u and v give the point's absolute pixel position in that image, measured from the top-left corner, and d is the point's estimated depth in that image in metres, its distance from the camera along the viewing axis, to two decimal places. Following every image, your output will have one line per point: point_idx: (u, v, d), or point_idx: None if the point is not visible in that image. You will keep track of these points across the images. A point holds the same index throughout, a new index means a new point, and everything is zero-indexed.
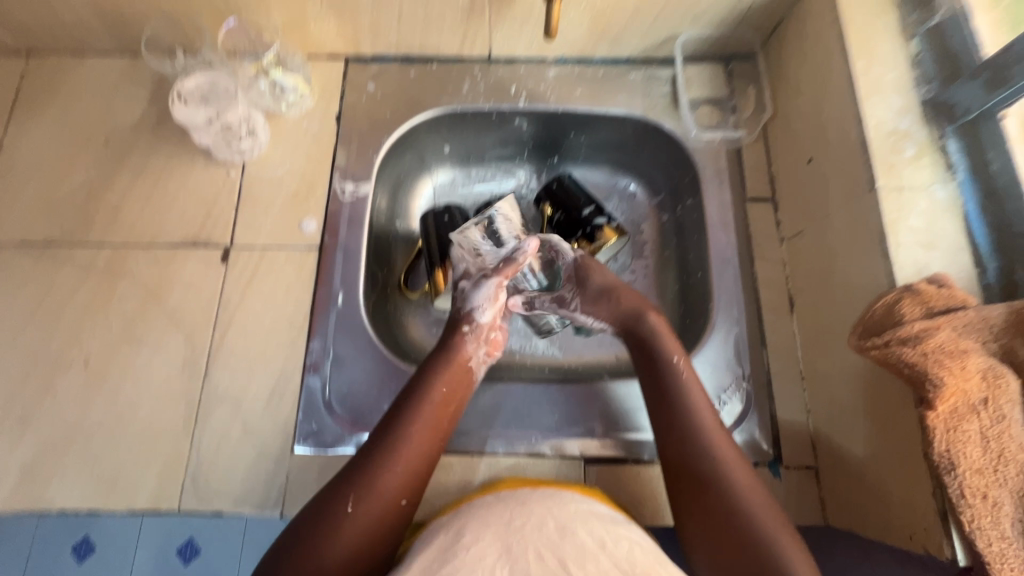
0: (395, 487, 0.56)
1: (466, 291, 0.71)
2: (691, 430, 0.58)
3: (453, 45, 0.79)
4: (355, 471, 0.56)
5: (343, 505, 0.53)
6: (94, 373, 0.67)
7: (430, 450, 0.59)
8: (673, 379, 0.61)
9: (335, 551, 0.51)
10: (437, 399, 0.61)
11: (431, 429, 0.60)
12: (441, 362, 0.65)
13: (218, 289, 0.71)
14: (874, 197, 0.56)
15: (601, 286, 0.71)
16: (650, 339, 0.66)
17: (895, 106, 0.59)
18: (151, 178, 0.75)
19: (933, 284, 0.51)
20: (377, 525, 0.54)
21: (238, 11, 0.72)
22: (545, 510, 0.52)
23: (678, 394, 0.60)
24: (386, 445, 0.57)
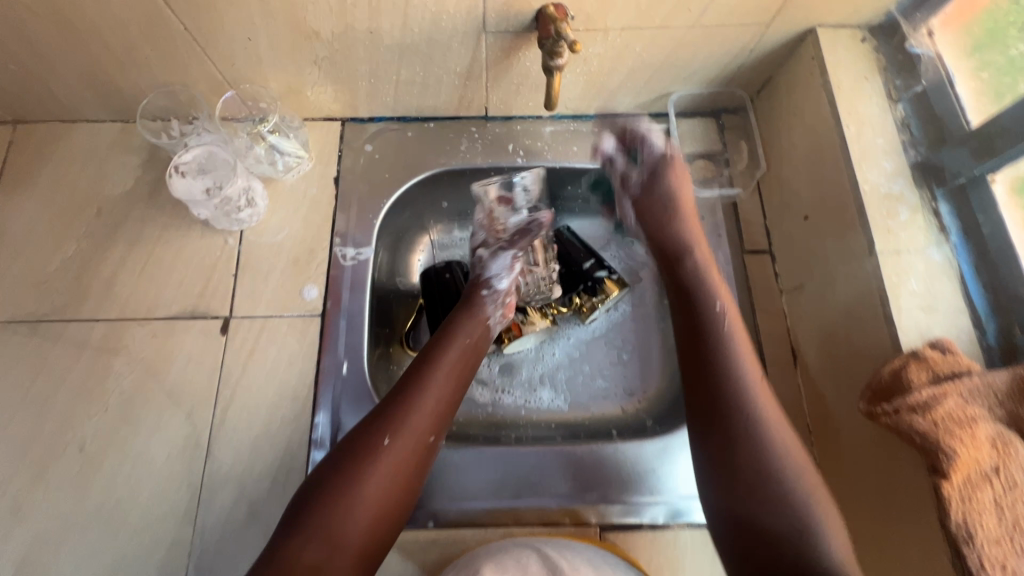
0: (424, 426, 0.59)
1: (487, 257, 0.75)
2: (728, 360, 0.57)
3: (450, 106, 0.79)
4: (384, 411, 0.58)
5: (377, 440, 0.56)
6: (90, 456, 0.65)
7: (453, 395, 0.63)
8: (713, 315, 0.61)
9: (369, 489, 0.53)
10: (460, 348, 0.66)
11: (454, 375, 0.64)
12: (463, 317, 0.69)
13: (218, 363, 0.69)
14: (874, 260, 0.57)
15: (655, 205, 0.72)
16: (687, 272, 0.66)
17: (887, 170, 0.60)
18: (145, 248, 0.74)
19: (936, 348, 0.53)
20: (405, 465, 0.56)
21: (236, 83, 0.72)
22: (559, 555, 0.57)
23: (716, 330, 0.60)
24: (414, 387, 0.61)
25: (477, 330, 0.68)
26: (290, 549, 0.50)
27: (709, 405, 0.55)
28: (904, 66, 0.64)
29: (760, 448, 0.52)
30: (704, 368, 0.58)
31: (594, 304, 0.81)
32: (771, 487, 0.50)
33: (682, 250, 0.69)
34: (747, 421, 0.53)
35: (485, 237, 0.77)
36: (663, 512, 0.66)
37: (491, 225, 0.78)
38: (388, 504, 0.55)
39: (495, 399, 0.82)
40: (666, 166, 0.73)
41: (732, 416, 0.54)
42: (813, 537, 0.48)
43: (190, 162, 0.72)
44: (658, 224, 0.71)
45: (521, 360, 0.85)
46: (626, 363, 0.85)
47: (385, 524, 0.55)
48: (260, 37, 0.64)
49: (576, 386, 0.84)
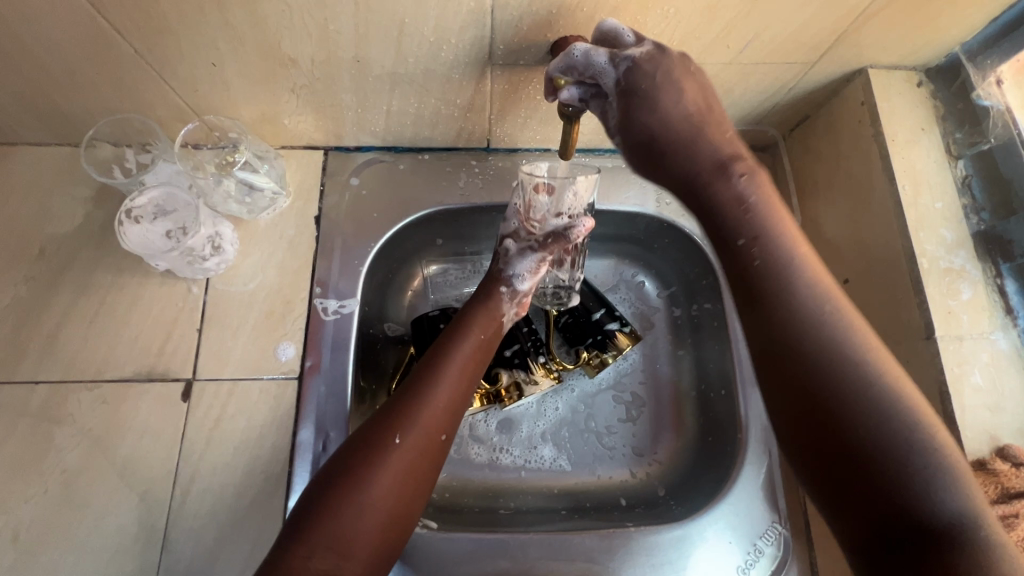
0: (437, 419, 0.53)
1: (512, 250, 0.66)
2: (787, 296, 0.45)
3: (447, 138, 0.70)
4: (395, 407, 0.53)
5: (390, 438, 0.51)
6: (27, 547, 0.56)
7: (466, 383, 0.57)
8: (768, 238, 0.47)
9: (379, 490, 0.48)
10: (475, 342, 0.60)
11: (468, 369, 0.58)
12: (478, 304, 0.64)
13: (178, 435, 0.60)
14: (932, 347, 0.50)
15: (647, 129, 0.50)
16: (725, 190, 0.50)
17: (947, 240, 0.53)
18: (96, 297, 0.64)
19: (1006, 460, 0.46)
20: (421, 459, 0.51)
21: (202, 111, 0.62)
22: None
23: (771, 263, 0.46)
24: (425, 378, 0.55)
25: (491, 315, 0.63)
26: (290, 562, 0.44)
27: (772, 355, 0.45)
28: (966, 118, 0.57)
29: (838, 405, 0.41)
30: (764, 312, 0.45)
31: (603, 360, 0.74)
32: (861, 455, 0.39)
33: (716, 161, 0.50)
34: (819, 370, 0.42)
35: (517, 226, 0.67)
36: None
37: (524, 216, 0.67)
38: (398, 505, 0.49)
39: (492, 459, 0.74)
40: (642, 74, 0.48)
41: (800, 365, 0.43)
42: (926, 501, 0.38)
43: (144, 206, 0.64)
44: (661, 135, 0.50)
45: (520, 415, 0.76)
46: (636, 420, 0.77)
47: (396, 529, 0.49)
48: (228, 63, 0.55)
49: (580, 445, 0.75)
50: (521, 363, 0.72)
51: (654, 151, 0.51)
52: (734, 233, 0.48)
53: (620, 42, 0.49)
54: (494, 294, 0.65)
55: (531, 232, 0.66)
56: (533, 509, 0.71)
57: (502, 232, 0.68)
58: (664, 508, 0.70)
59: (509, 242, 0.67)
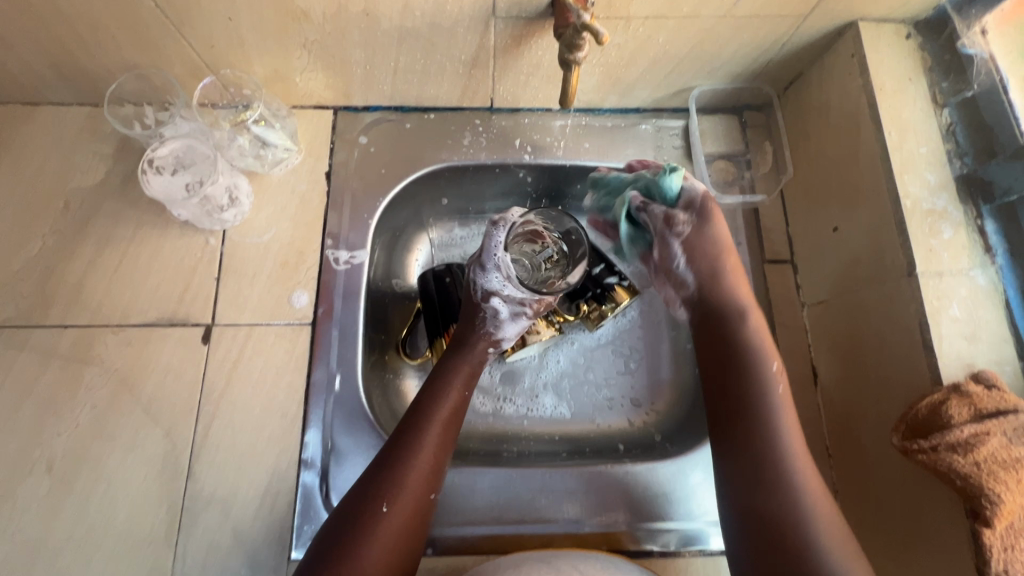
0: (424, 483, 0.55)
1: (500, 311, 0.66)
2: (765, 420, 0.55)
3: (452, 96, 0.73)
4: (379, 474, 0.54)
5: (380, 507, 0.52)
6: (61, 478, 0.60)
7: (445, 443, 0.58)
8: (743, 340, 0.59)
9: (373, 558, 0.51)
10: (452, 403, 0.61)
11: (442, 433, 0.58)
12: (457, 362, 0.64)
13: (199, 376, 0.64)
14: (913, 283, 0.53)
15: (699, 240, 0.64)
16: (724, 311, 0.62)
17: (930, 183, 0.56)
18: (118, 247, 0.68)
19: (980, 382, 0.49)
20: (410, 525, 0.54)
21: (218, 67, 0.65)
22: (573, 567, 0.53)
23: (745, 350, 0.59)
24: (406, 441, 0.56)
25: (472, 370, 0.65)
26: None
27: (731, 413, 0.56)
28: (951, 67, 0.59)
29: (771, 471, 0.53)
30: (732, 383, 0.58)
31: (602, 312, 0.76)
32: (781, 512, 0.51)
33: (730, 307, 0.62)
34: (763, 442, 0.54)
35: (502, 289, 0.65)
36: (681, 538, 0.62)
37: (508, 284, 0.65)
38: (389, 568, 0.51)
39: (497, 408, 0.77)
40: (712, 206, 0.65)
41: (750, 430, 0.55)
42: None
43: (166, 157, 0.66)
44: (700, 249, 0.64)
45: (523, 367, 0.79)
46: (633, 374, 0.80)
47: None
48: (243, 17, 0.57)
49: (580, 395, 0.78)
50: None
51: (673, 261, 0.65)
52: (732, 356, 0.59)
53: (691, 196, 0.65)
54: (475, 351, 0.65)
55: (518, 299, 0.66)
56: (535, 453, 0.74)
57: (487, 289, 0.66)
58: (661, 451, 0.73)
59: (498, 303, 0.66)
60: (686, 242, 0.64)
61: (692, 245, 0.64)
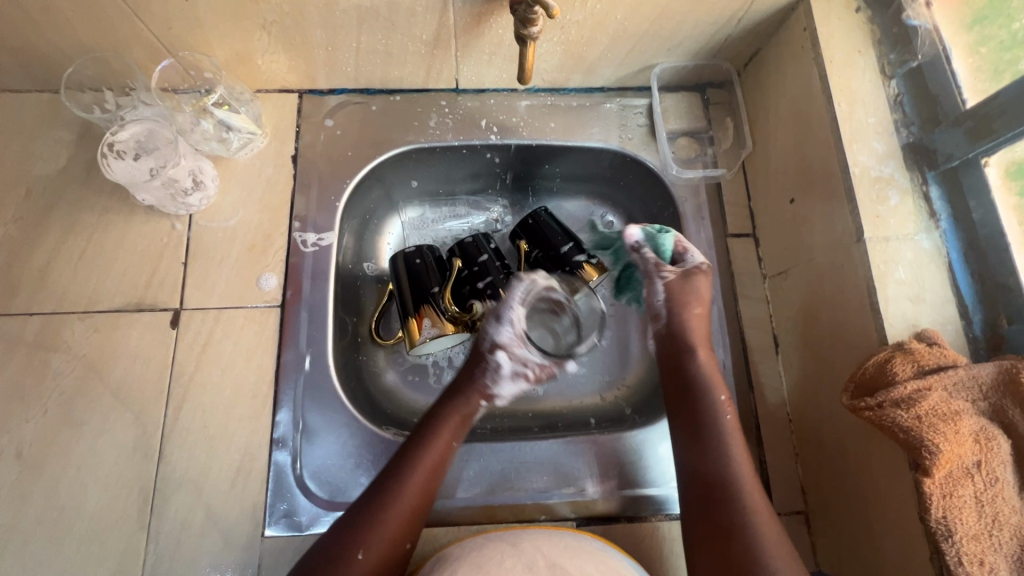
0: (397, 532, 0.55)
1: (503, 366, 0.66)
2: (722, 450, 0.56)
3: (417, 77, 0.73)
4: (358, 515, 0.55)
5: (350, 553, 0.52)
6: (28, 465, 0.60)
7: (427, 492, 0.58)
8: (698, 378, 0.61)
9: None
10: (440, 451, 0.60)
11: (426, 480, 0.58)
12: (449, 409, 0.63)
13: (169, 359, 0.64)
14: (862, 248, 0.55)
15: (678, 290, 0.66)
16: (686, 350, 0.63)
17: (878, 152, 0.57)
18: (83, 233, 0.67)
19: (923, 341, 0.51)
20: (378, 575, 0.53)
21: (176, 49, 0.64)
22: (537, 545, 0.54)
23: (701, 385, 0.61)
24: (388, 486, 0.56)
25: (463, 420, 0.63)
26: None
27: (688, 446, 0.58)
28: (898, 39, 0.60)
29: (723, 497, 0.54)
30: (688, 417, 0.60)
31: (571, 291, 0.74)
32: (733, 535, 0.51)
33: (688, 347, 0.64)
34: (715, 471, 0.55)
35: (510, 343, 0.66)
36: (646, 504, 0.64)
37: (519, 338, 0.66)
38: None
39: None
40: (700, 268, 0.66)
41: (704, 462, 0.56)
42: None
43: (126, 141, 0.65)
44: (678, 293, 0.66)
45: None
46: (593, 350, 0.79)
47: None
48: None
49: None
50: (492, 294, 0.73)
51: (654, 298, 0.67)
52: (696, 390, 0.61)
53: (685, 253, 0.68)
54: (469, 401, 0.64)
55: (524, 358, 0.66)
56: (508, 429, 0.74)
57: (495, 340, 0.66)
58: (630, 423, 0.74)
59: (502, 357, 0.66)
60: (669, 285, 0.66)
61: (673, 288, 0.66)
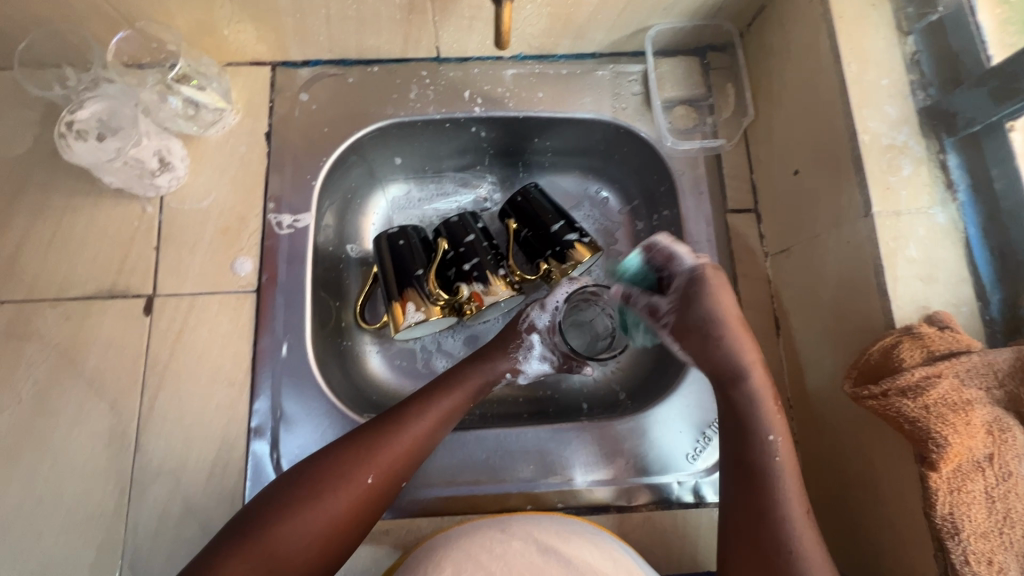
0: (401, 467, 0.54)
1: (534, 346, 0.66)
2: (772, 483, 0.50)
3: (395, 46, 0.69)
4: (372, 433, 0.54)
5: (355, 475, 0.51)
6: (5, 455, 0.59)
7: (434, 437, 0.57)
8: (749, 401, 0.54)
9: (328, 511, 0.49)
10: (461, 400, 0.60)
11: (441, 421, 0.57)
12: (474, 370, 0.62)
13: (143, 347, 0.62)
14: (869, 223, 0.51)
15: (702, 316, 0.58)
16: (736, 369, 0.55)
17: (891, 117, 0.52)
18: (52, 217, 0.65)
19: (933, 324, 0.47)
20: (372, 502, 0.52)
21: (133, 19, 0.61)
22: (526, 528, 0.50)
23: (755, 415, 0.53)
24: (405, 414, 0.56)
25: (486, 381, 0.62)
26: (226, 569, 0.45)
27: (738, 473, 0.52)
28: None
29: (770, 525, 0.48)
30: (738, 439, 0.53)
31: (562, 271, 0.69)
32: (779, 564, 0.46)
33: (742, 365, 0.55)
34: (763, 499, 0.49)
35: (545, 328, 0.67)
36: (636, 493, 0.62)
37: (553, 324, 0.68)
38: (332, 534, 0.49)
39: None
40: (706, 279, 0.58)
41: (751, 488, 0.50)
42: None
43: (87, 120, 0.61)
44: (689, 297, 0.58)
45: (486, 330, 0.76)
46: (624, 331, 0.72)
47: (334, 551, 0.49)
48: None
49: None
50: (479, 276, 0.69)
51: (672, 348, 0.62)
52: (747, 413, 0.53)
53: (676, 258, 0.60)
54: (496, 365, 0.63)
55: (555, 344, 0.68)
56: (497, 414, 0.71)
57: (532, 323, 0.67)
58: (624, 408, 0.70)
59: (536, 339, 0.66)
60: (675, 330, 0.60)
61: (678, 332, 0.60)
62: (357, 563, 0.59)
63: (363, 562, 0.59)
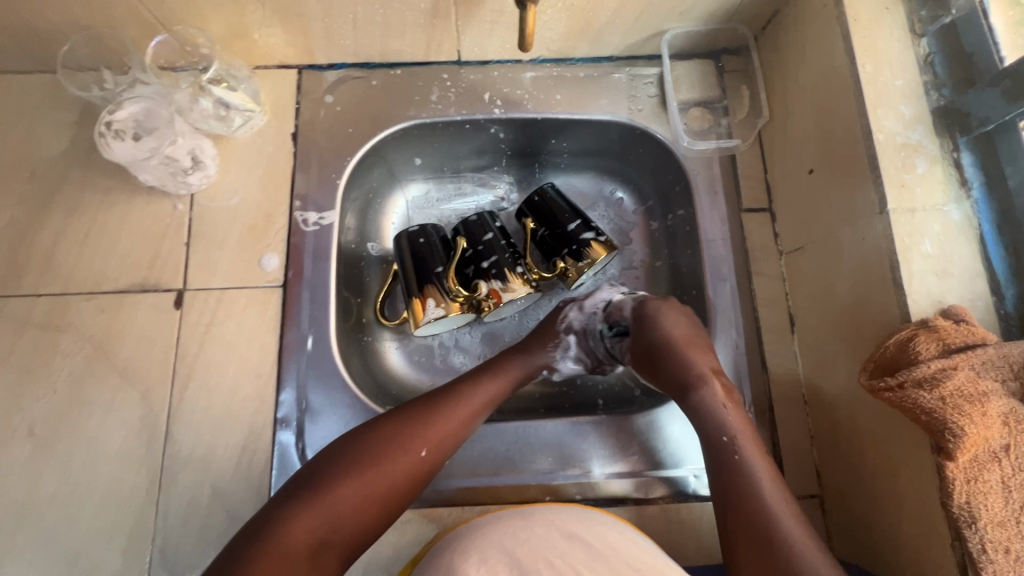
0: (450, 443, 0.55)
1: (570, 347, 0.66)
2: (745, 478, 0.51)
3: (418, 49, 0.71)
4: (427, 408, 0.56)
5: (413, 446, 0.53)
6: (41, 442, 0.61)
7: (481, 416, 0.59)
8: (708, 406, 0.56)
9: (385, 478, 0.50)
10: (506, 386, 0.62)
11: (489, 405, 0.59)
12: (519, 358, 0.64)
13: (174, 339, 0.64)
14: (884, 220, 0.52)
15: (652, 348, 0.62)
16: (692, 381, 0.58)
17: (905, 117, 0.54)
18: (87, 214, 0.67)
19: (949, 318, 0.48)
20: (423, 476, 0.53)
21: (169, 23, 0.63)
22: (552, 516, 0.51)
23: (716, 418, 0.55)
24: (458, 393, 0.58)
25: (529, 370, 0.64)
26: (286, 526, 0.46)
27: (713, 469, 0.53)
28: None
29: (750, 515, 0.48)
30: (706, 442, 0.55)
31: (579, 269, 0.71)
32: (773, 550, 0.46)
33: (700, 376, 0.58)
34: (745, 497, 0.49)
35: (581, 331, 0.67)
36: (652, 485, 0.63)
37: (590, 327, 0.67)
38: (385, 500, 0.50)
39: None
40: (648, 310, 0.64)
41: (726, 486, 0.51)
42: None
43: (125, 120, 0.63)
44: (643, 323, 0.63)
45: (503, 327, 0.78)
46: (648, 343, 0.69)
47: (381, 520, 0.50)
48: None
49: None
50: (498, 273, 0.71)
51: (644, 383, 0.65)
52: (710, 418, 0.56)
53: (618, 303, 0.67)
54: (535, 357, 0.64)
55: (593, 348, 0.67)
56: (515, 409, 0.72)
57: (570, 324, 0.66)
58: (639, 403, 0.71)
59: (572, 341, 0.66)
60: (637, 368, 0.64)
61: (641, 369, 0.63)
62: (379, 551, 0.60)
63: (386, 551, 0.60)
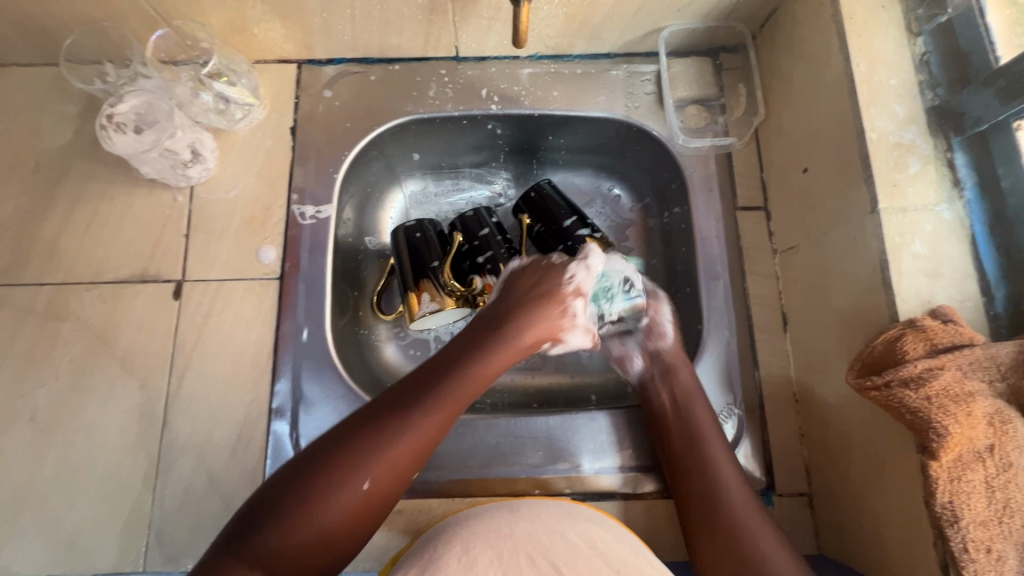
0: (398, 462, 0.50)
1: (579, 315, 0.63)
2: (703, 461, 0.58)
3: (416, 45, 0.71)
4: (367, 430, 0.50)
5: (351, 477, 0.48)
6: (42, 428, 0.62)
7: (443, 433, 0.53)
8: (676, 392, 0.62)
9: (326, 514, 0.47)
10: (467, 387, 0.55)
11: (444, 413, 0.53)
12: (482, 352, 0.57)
13: (172, 329, 0.65)
14: (875, 220, 0.52)
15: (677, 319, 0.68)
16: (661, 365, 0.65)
17: (899, 116, 0.53)
18: (89, 205, 0.68)
19: (936, 318, 0.48)
20: (373, 500, 0.49)
21: (171, 18, 0.64)
22: (535, 513, 0.51)
23: (683, 403, 0.62)
24: (401, 407, 0.52)
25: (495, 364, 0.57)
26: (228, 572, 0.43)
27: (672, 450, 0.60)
28: None
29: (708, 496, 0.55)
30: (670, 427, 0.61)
31: None
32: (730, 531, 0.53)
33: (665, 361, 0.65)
34: (704, 486, 0.56)
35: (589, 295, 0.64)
36: (641, 481, 0.63)
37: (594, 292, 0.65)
38: (336, 534, 0.47)
39: None
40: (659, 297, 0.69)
41: (689, 462, 0.58)
42: None
43: (126, 113, 0.64)
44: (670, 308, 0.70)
45: None
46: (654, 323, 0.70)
47: (339, 548, 0.48)
48: None
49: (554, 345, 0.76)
50: (493, 268, 0.71)
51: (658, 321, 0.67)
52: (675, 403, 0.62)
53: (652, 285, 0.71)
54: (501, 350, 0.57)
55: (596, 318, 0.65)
56: (508, 403, 0.72)
57: (579, 287, 0.63)
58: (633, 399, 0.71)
59: (581, 307, 0.63)
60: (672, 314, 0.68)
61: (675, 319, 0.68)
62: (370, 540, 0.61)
63: (377, 540, 0.61)
